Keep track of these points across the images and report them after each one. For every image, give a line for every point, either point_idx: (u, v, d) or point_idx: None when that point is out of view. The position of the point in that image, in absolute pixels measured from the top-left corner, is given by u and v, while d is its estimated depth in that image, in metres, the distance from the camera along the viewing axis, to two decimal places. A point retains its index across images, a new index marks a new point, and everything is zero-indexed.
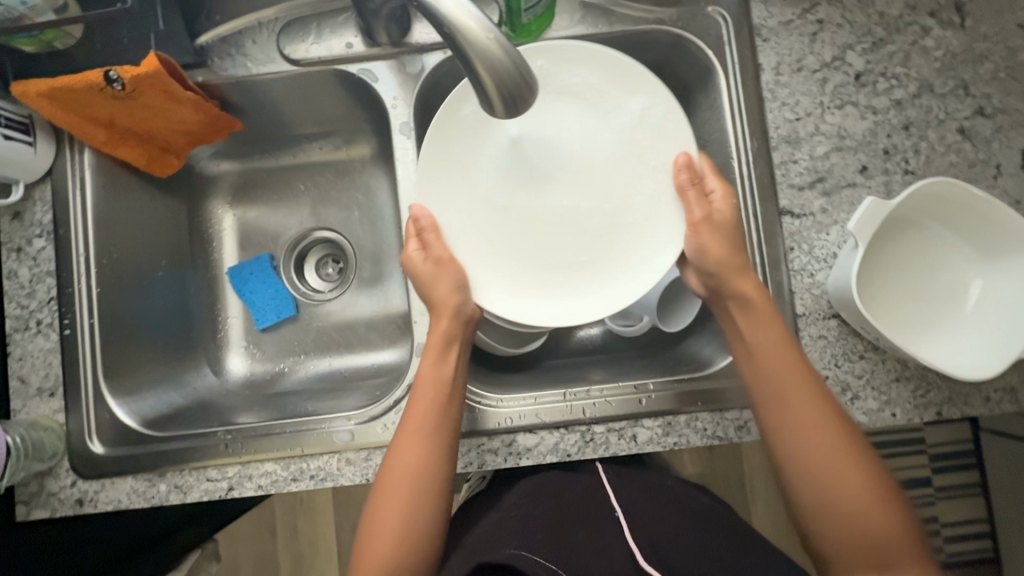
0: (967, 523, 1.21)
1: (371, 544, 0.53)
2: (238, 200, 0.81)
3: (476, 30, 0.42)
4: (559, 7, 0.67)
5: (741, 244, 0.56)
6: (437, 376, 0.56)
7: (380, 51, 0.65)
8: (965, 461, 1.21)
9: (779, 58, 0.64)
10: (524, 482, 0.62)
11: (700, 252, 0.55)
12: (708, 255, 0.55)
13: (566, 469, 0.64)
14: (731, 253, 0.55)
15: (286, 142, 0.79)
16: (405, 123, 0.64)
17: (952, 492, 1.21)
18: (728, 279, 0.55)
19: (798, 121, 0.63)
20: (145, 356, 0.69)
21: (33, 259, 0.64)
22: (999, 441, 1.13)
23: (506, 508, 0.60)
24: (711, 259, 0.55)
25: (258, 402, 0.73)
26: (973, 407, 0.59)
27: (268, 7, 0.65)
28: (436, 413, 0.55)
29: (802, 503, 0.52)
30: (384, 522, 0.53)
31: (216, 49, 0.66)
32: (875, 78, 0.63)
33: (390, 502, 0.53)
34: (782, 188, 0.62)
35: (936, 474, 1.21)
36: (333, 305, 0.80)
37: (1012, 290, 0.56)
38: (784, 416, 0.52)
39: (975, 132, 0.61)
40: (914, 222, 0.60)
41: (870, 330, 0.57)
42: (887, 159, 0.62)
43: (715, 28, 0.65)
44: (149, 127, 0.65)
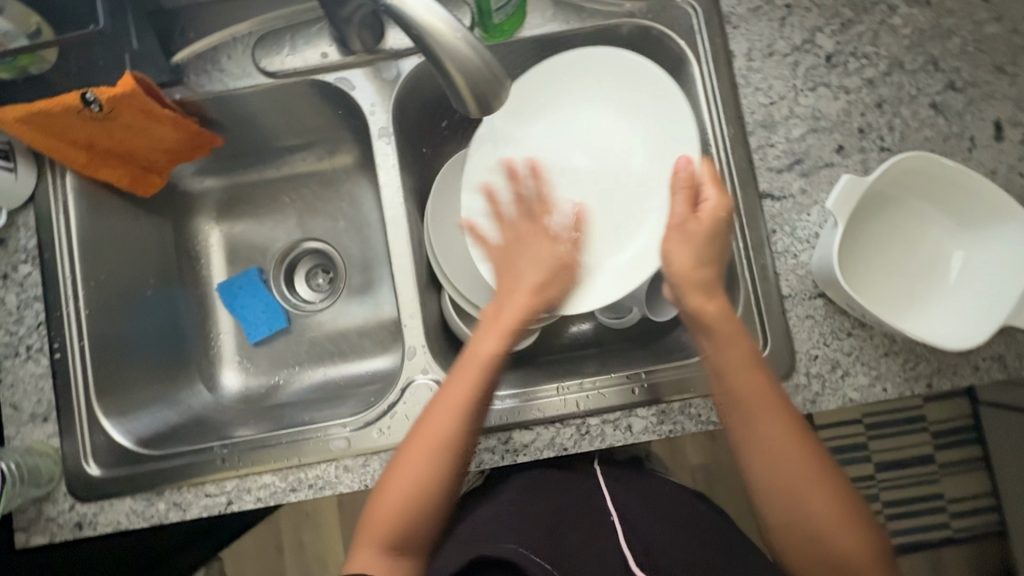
0: (973, 498, 1.21)
1: (383, 501, 0.55)
2: (224, 216, 0.82)
3: (445, 30, 0.43)
4: (531, 6, 0.67)
5: (717, 254, 0.54)
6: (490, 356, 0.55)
7: (356, 59, 0.65)
8: (965, 435, 1.22)
9: (750, 44, 0.65)
10: (516, 481, 0.62)
11: (666, 260, 0.54)
12: (672, 261, 0.54)
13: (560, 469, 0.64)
14: (700, 262, 0.54)
15: (269, 155, 0.79)
16: (384, 129, 0.65)
17: (955, 468, 1.22)
18: (687, 295, 0.54)
19: (773, 105, 0.64)
20: (139, 376, 0.69)
21: (20, 285, 0.64)
22: (998, 413, 1.14)
23: (502, 502, 0.60)
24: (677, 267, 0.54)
25: (255, 415, 0.73)
26: (963, 377, 0.59)
27: (242, 22, 0.66)
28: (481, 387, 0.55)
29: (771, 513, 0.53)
30: (398, 484, 0.54)
31: (192, 65, 0.66)
32: (846, 59, 0.64)
33: (411, 466, 0.54)
34: (761, 171, 0.63)
35: (939, 450, 1.22)
36: (324, 315, 0.80)
37: (993, 259, 0.57)
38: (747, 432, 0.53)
39: (948, 106, 0.62)
40: (893, 197, 0.61)
41: (855, 306, 0.57)
42: (862, 137, 0.62)
43: (685, 18, 0.66)
44: (130, 147, 0.66)
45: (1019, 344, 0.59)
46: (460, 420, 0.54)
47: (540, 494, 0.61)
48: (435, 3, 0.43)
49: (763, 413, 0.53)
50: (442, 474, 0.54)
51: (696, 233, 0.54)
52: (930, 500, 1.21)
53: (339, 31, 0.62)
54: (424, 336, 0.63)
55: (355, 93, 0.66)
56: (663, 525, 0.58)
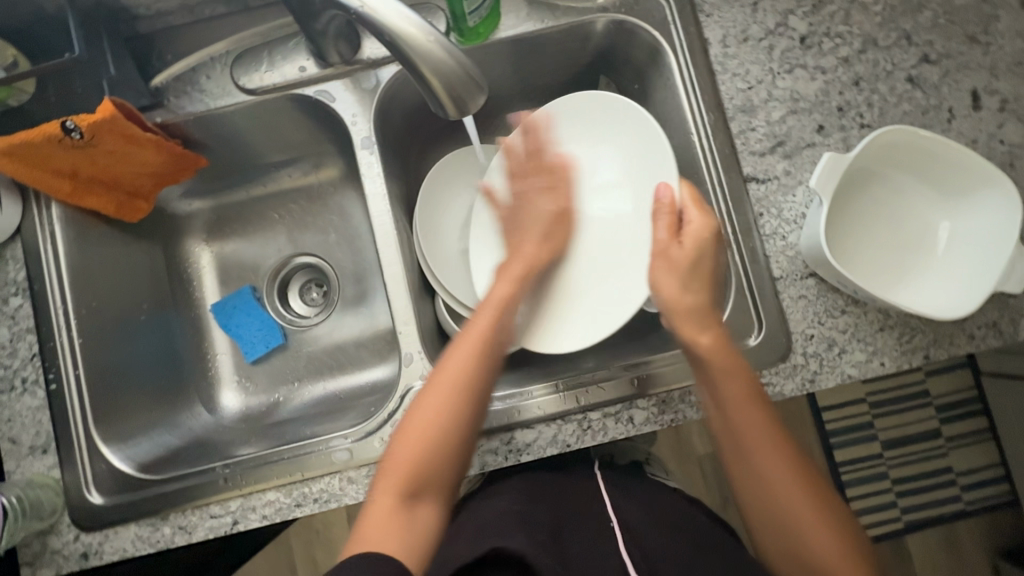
0: (982, 469, 1.21)
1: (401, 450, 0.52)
2: (214, 237, 0.82)
3: (420, 37, 0.43)
4: (505, 7, 0.68)
5: (707, 273, 0.55)
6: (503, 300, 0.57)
7: (334, 71, 0.66)
8: (970, 407, 1.22)
9: (725, 31, 0.65)
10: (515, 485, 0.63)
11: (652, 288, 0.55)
12: (661, 289, 0.54)
13: (557, 476, 0.65)
14: (686, 289, 0.54)
15: (255, 173, 0.79)
16: (366, 138, 0.65)
17: (962, 440, 1.22)
18: (677, 320, 0.54)
19: (751, 89, 0.64)
20: (136, 402, 0.69)
21: (11, 317, 0.63)
22: (1001, 382, 1.14)
23: (506, 502, 0.59)
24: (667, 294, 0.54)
25: (257, 433, 0.72)
26: (959, 346, 0.59)
27: (218, 41, 0.66)
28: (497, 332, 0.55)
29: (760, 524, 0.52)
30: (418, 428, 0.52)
31: (172, 88, 0.66)
32: (820, 39, 0.64)
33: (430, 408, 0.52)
34: (744, 156, 0.63)
35: (945, 424, 1.22)
36: (320, 329, 0.80)
37: (980, 227, 0.57)
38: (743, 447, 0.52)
39: (924, 79, 0.63)
40: (877, 173, 0.61)
41: (846, 283, 0.57)
42: (842, 115, 0.63)
43: (658, 10, 0.67)
44: (114, 173, 0.66)
45: (1012, 310, 0.59)
46: (478, 363, 0.54)
47: (541, 496, 0.61)
48: (405, 8, 0.44)
49: (741, 411, 0.52)
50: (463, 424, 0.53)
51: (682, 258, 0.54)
52: (940, 474, 1.21)
53: (315, 44, 0.62)
54: (420, 342, 0.63)
55: (336, 104, 0.66)
56: (662, 523, 0.57)
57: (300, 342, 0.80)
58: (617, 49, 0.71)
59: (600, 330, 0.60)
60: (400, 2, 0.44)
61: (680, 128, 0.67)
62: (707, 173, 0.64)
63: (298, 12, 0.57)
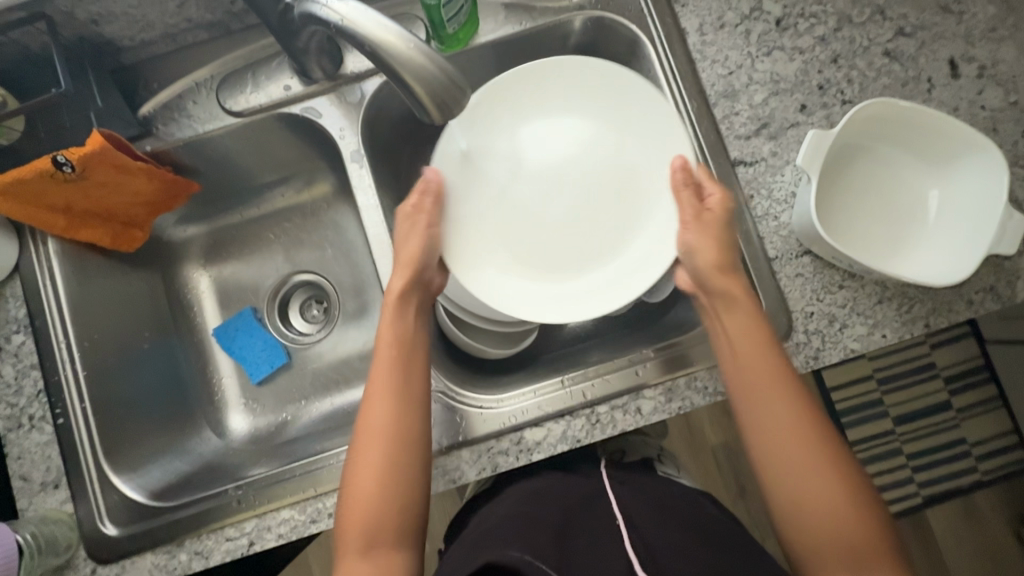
0: (995, 437, 1.21)
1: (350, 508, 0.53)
2: (211, 261, 0.82)
3: (398, 44, 0.43)
4: (483, 12, 0.69)
5: (732, 240, 0.57)
6: (396, 337, 0.58)
7: (318, 87, 0.66)
8: (977, 377, 1.22)
9: (701, 19, 0.66)
10: (520, 491, 0.63)
11: (689, 250, 0.56)
12: (700, 251, 0.56)
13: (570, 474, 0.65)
14: (724, 248, 0.56)
15: (247, 195, 0.80)
16: (355, 151, 0.66)
17: (973, 410, 1.21)
18: (712, 277, 0.56)
19: (732, 75, 0.65)
20: (144, 431, 0.69)
21: (15, 355, 0.63)
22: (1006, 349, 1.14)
23: (510, 513, 0.58)
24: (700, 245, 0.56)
25: (266, 453, 0.72)
26: (959, 313, 0.59)
27: (202, 67, 0.68)
28: (402, 365, 0.56)
29: (780, 490, 0.51)
30: (359, 482, 0.53)
31: (159, 115, 0.67)
32: (795, 20, 0.65)
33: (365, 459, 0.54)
34: (730, 140, 0.64)
35: (954, 395, 1.22)
36: (323, 345, 0.80)
37: (970, 192, 0.58)
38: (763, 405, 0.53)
39: (901, 51, 0.63)
40: (863, 147, 0.62)
41: (842, 258, 0.58)
42: (823, 93, 0.63)
43: (634, 3, 0.68)
44: (107, 205, 0.66)
45: (1008, 272, 0.59)
46: (393, 398, 0.55)
47: (545, 497, 0.61)
48: (386, 19, 0.44)
49: (761, 389, 0.53)
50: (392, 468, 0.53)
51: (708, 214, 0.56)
52: (953, 446, 1.21)
53: (298, 62, 0.63)
54: None
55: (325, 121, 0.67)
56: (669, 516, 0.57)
57: (304, 360, 0.80)
58: (596, 45, 0.72)
59: (617, 301, 0.58)
60: (380, 13, 0.45)
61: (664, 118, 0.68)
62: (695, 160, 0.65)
63: (279, 31, 0.58)
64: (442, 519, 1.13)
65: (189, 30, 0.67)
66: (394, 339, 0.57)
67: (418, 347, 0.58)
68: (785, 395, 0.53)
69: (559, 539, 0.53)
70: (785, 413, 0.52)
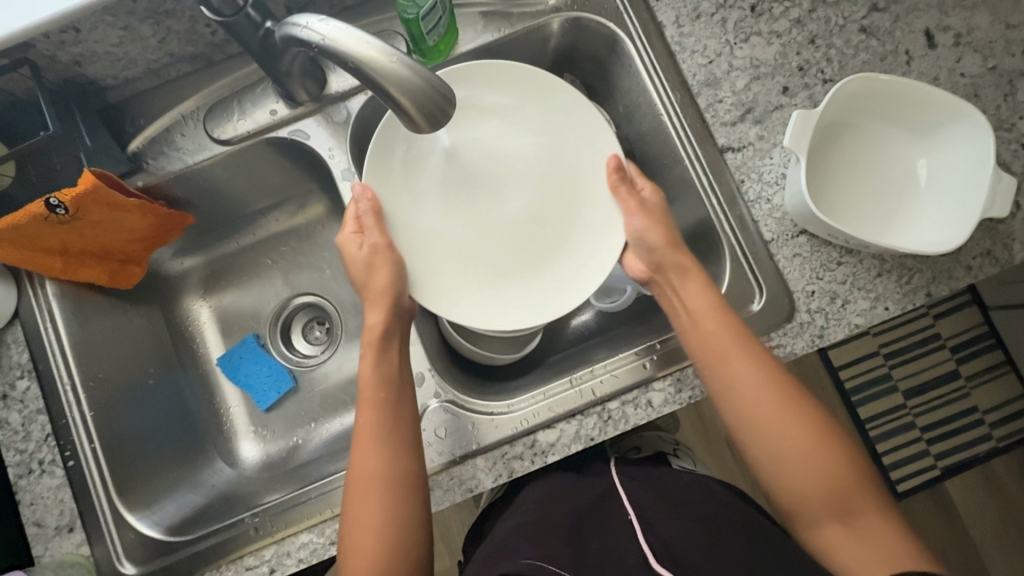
0: (1007, 403, 1.20)
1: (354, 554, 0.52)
2: (210, 292, 0.82)
3: (381, 58, 0.44)
4: (461, 22, 0.69)
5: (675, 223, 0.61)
6: (378, 375, 0.57)
7: (304, 109, 0.67)
8: (984, 344, 1.22)
9: (676, 12, 0.67)
10: (534, 494, 0.63)
11: (640, 236, 0.59)
12: (649, 234, 0.59)
13: (582, 475, 0.65)
14: (670, 230, 0.60)
15: (241, 223, 0.80)
16: (345, 169, 0.66)
17: (982, 377, 1.21)
18: (668, 252, 0.59)
19: (712, 63, 0.65)
20: (154, 466, 0.69)
21: (21, 401, 0.63)
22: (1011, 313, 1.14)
23: (523, 521, 0.58)
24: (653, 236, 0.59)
25: (280, 479, 0.72)
26: (959, 279, 0.59)
27: (187, 99, 0.68)
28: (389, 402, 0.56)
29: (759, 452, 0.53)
30: (361, 526, 0.53)
31: (148, 150, 0.68)
32: (769, 5, 0.66)
33: (365, 504, 0.53)
34: (716, 127, 0.64)
35: (962, 364, 1.22)
36: (328, 366, 0.80)
37: (958, 159, 0.58)
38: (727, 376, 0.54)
39: (877, 27, 0.64)
40: (848, 123, 0.62)
41: (838, 234, 0.58)
42: (804, 74, 0.64)
43: (609, 1, 0.68)
44: (102, 243, 0.66)
45: (1003, 235, 0.60)
46: (382, 435, 0.55)
47: (557, 500, 0.61)
48: (366, 35, 0.45)
49: (728, 363, 0.54)
50: (392, 510, 0.53)
51: (651, 205, 0.60)
52: (966, 415, 1.21)
53: (282, 85, 0.63)
54: (428, 359, 0.64)
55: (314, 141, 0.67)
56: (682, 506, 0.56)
57: (311, 382, 0.80)
58: (576, 46, 0.73)
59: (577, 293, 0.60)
60: (361, 31, 0.45)
61: (649, 112, 0.68)
62: (683, 150, 0.65)
63: (262, 56, 0.59)
64: (460, 532, 1.12)
65: (172, 64, 0.67)
66: (377, 379, 0.56)
67: (404, 385, 0.57)
68: (763, 377, 0.53)
69: (573, 538, 0.54)
70: (764, 394, 0.52)
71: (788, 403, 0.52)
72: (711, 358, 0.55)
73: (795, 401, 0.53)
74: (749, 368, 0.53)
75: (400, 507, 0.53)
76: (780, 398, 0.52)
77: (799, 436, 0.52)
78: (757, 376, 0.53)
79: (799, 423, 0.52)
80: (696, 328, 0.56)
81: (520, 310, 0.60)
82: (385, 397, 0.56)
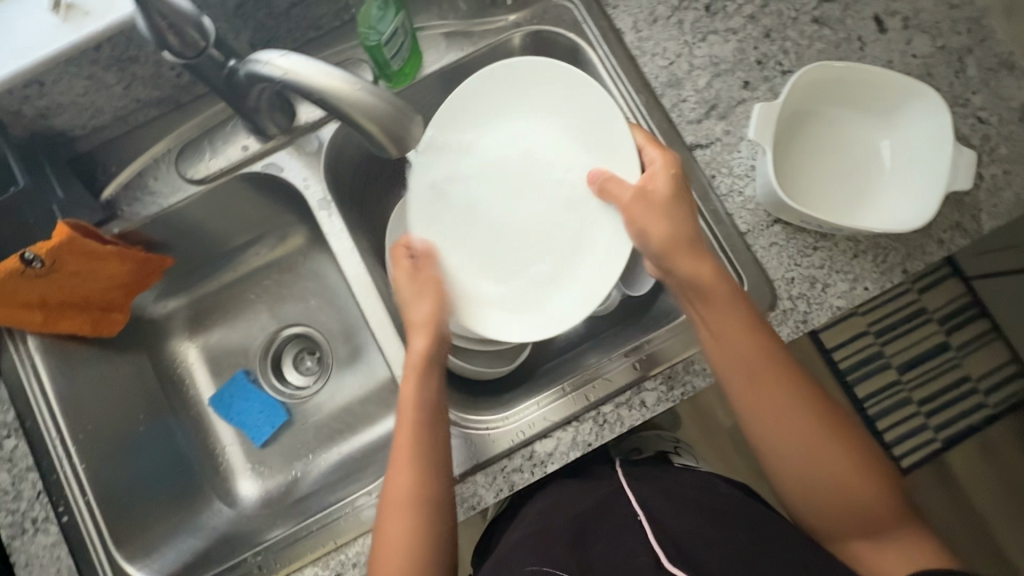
0: (999, 370, 1.22)
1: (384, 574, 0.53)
2: (196, 332, 0.82)
3: (345, 87, 0.44)
4: (424, 45, 0.70)
5: (682, 214, 0.56)
6: (417, 401, 0.56)
7: (275, 143, 0.67)
8: (970, 313, 1.24)
9: (634, 17, 0.68)
10: (541, 502, 0.63)
11: (643, 235, 0.56)
12: (652, 234, 0.56)
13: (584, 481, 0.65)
14: (676, 226, 0.56)
15: (223, 260, 0.80)
16: (322, 199, 0.66)
17: (972, 346, 1.23)
18: (674, 256, 0.56)
19: (672, 65, 0.67)
20: (152, 513, 0.67)
21: (9, 459, 0.62)
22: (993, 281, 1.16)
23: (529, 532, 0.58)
24: (654, 238, 0.56)
25: (281, 514, 0.71)
26: (932, 254, 0.61)
27: (158, 143, 0.69)
28: (430, 433, 0.56)
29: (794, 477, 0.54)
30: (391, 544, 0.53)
31: (122, 197, 0.68)
32: (723, 4, 0.68)
33: (395, 521, 0.54)
34: (683, 126, 0.65)
35: (951, 335, 1.23)
36: (322, 396, 0.80)
37: (919, 137, 0.60)
38: (768, 401, 0.54)
39: (828, 16, 0.66)
40: (810, 111, 0.63)
41: (810, 221, 0.59)
42: (763, 67, 0.65)
43: (568, 13, 0.70)
44: (82, 294, 0.66)
45: (970, 206, 0.61)
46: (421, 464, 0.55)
47: (560, 508, 0.61)
48: (329, 66, 0.46)
49: (767, 391, 0.54)
50: (421, 537, 0.53)
51: (659, 199, 0.56)
52: (960, 385, 1.22)
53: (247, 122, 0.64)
54: None
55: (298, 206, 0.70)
56: (685, 502, 0.56)
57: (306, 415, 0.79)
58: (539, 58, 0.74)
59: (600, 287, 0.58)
60: (323, 61, 0.46)
61: None
62: None
63: (228, 96, 0.59)
64: (469, 551, 1.11)
65: (140, 109, 0.68)
66: (416, 407, 0.56)
67: (441, 412, 0.57)
68: (793, 388, 0.54)
69: (580, 545, 0.54)
70: (801, 420, 0.54)
71: (817, 425, 0.54)
72: (735, 370, 0.55)
73: (825, 417, 0.54)
74: (771, 386, 0.54)
75: (433, 529, 0.54)
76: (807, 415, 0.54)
77: (828, 454, 0.53)
78: (783, 394, 0.54)
79: (829, 438, 0.53)
80: (716, 335, 0.55)
81: (558, 308, 0.60)
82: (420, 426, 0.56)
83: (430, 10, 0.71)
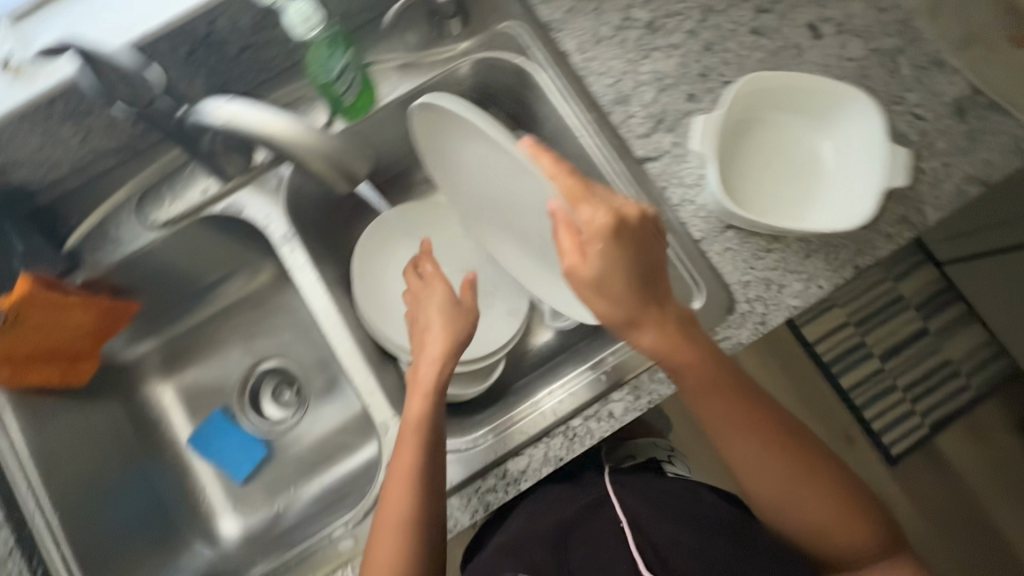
0: (976, 353, 1.24)
1: None
2: (171, 373, 0.83)
3: (284, 125, 0.50)
4: (378, 78, 0.72)
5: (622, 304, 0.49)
6: (421, 425, 0.56)
7: (235, 182, 0.68)
8: (943, 298, 1.26)
9: (579, 39, 0.70)
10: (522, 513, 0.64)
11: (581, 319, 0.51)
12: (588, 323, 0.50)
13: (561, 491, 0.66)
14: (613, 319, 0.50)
15: (193, 300, 0.81)
16: (284, 235, 0.67)
17: (947, 331, 1.25)
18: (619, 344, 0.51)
19: (618, 82, 0.69)
20: (131, 561, 0.67)
21: None
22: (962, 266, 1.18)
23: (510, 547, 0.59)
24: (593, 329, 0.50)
25: (263, 551, 0.71)
26: (882, 248, 0.62)
27: (119, 189, 0.69)
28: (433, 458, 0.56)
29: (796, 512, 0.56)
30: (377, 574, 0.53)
31: (86, 246, 0.68)
32: (663, 21, 0.70)
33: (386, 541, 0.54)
34: (633, 141, 0.67)
35: (927, 321, 1.25)
36: (300, 428, 0.81)
37: (857, 137, 0.61)
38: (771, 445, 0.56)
39: (765, 27, 0.68)
40: (754, 118, 0.65)
41: (759, 224, 0.61)
42: (706, 79, 0.67)
43: (515, 39, 0.72)
44: (48, 346, 0.66)
45: (914, 200, 0.63)
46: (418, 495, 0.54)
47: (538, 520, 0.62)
48: (268, 107, 0.51)
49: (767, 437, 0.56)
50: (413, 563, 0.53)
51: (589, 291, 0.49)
52: (938, 370, 1.24)
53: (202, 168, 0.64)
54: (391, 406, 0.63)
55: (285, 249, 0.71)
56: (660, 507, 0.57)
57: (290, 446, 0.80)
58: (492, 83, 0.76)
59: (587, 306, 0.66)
60: (261, 103, 0.51)
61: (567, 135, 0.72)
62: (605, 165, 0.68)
63: (183, 140, 0.61)
64: None
65: (98, 159, 0.69)
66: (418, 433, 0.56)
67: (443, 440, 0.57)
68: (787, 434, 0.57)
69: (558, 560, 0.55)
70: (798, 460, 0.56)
71: (804, 471, 0.56)
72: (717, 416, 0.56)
73: (811, 461, 0.56)
74: (761, 448, 0.56)
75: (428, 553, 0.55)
76: (794, 469, 0.56)
77: (816, 500, 0.55)
78: (775, 452, 0.56)
79: (816, 484, 0.56)
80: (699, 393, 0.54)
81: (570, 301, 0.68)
82: (425, 456, 0.55)
83: (381, 43, 0.73)
